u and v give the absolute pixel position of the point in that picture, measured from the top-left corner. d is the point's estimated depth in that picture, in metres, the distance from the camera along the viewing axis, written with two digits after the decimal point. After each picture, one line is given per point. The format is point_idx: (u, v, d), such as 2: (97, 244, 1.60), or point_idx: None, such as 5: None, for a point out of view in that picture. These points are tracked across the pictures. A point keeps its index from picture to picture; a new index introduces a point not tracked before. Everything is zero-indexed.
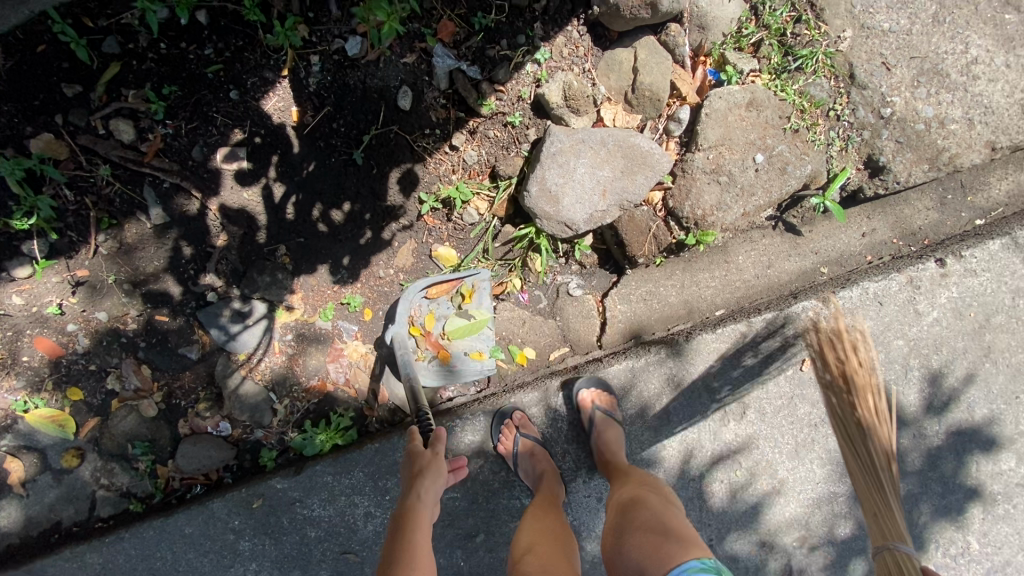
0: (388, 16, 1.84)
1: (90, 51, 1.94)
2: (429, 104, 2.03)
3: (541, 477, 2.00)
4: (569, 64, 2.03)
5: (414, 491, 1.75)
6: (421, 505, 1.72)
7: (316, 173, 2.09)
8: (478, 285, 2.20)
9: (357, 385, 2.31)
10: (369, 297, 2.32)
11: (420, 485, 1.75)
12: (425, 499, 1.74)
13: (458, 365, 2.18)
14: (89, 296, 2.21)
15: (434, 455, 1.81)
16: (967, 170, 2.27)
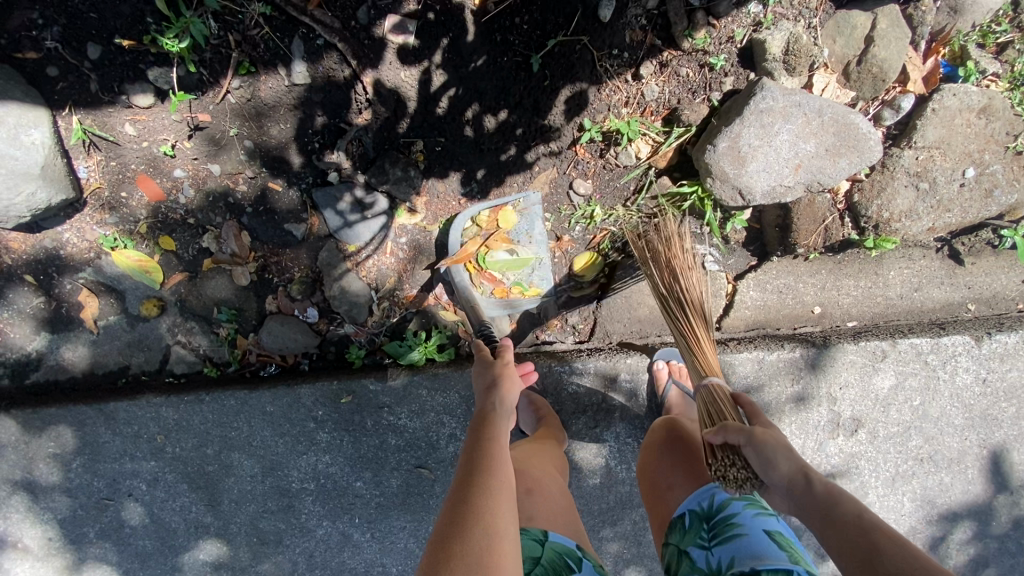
0: None
1: None
2: (628, 21, 1.80)
3: (543, 419, 1.90)
4: (797, 14, 1.80)
5: (492, 400, 1.52)
6: (499, 414, 1.48)
7: (483, 71, 1.90)
8: (526, 207, 2.10)
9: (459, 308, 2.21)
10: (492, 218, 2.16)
11: (500, 390, 1.54)
12: (503, 409, 1.50)
13: (522, 297, 2.14)
14: (206, 144, 2.04)
15: (506, 365, 1.66)
16: None
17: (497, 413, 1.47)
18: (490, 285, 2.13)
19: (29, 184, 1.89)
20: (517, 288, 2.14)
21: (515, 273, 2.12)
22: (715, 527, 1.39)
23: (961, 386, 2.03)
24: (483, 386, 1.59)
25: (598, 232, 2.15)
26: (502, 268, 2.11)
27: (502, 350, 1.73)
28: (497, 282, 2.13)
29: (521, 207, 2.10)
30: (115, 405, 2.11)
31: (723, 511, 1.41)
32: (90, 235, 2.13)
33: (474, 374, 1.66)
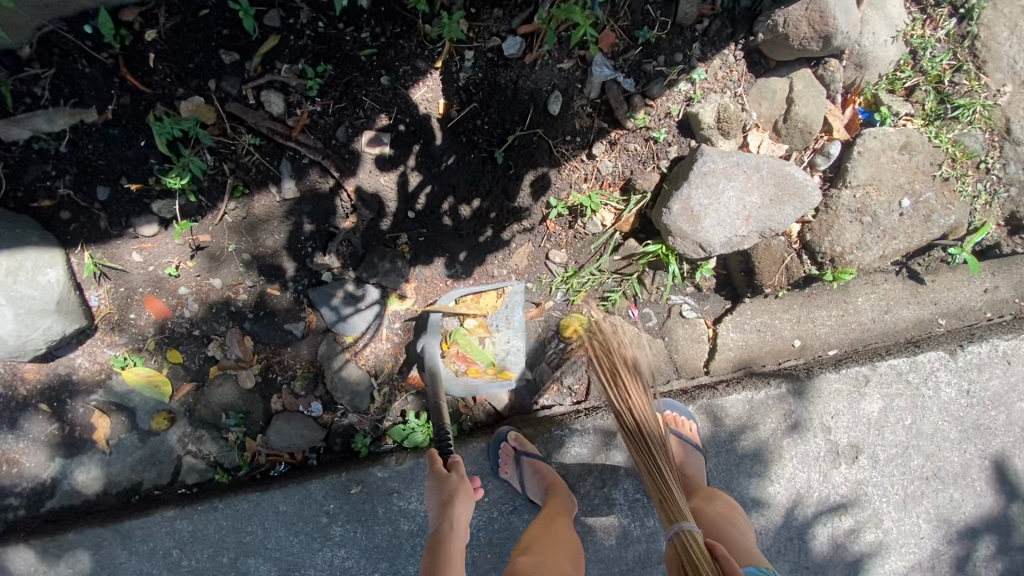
0: (581, 21, 1.81)
1: (255, 23, 1.97)
2: (575, 111, 2.03)
3: (550, 490, 1.93)
4: (723, 87, 2.02)
5: (447, 521, 1.66)
6: (455, 535, 1.65)
7: (454, 167, 2.11)
8: (507, 295, 2.26)
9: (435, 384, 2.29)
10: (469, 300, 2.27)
11: (453, 514, 1.66)
12: (458, 527, 1.67)
13: (490, 378, 2.23)
14: (207, 261, 2.21)
15: (461, 478, 1.74)
16: None
17: (450, 537, 1.64)
18: (461, 361, 2.22)
19: (45, 320, 2.03)
20: (488, 369, 2.22)
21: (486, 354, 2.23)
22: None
23: (948, 400, 2.09)
24: (438, 505, 1.70)
25: (579, 296, 2.27)
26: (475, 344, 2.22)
27: (455, 463, 1.77)
28: (468, 360, 2.22)
29: (503, 295, 2.26)
30: (130, 523, 2.14)
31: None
32: (101, 358, 2.25)
33: (428, 489, 1.75)
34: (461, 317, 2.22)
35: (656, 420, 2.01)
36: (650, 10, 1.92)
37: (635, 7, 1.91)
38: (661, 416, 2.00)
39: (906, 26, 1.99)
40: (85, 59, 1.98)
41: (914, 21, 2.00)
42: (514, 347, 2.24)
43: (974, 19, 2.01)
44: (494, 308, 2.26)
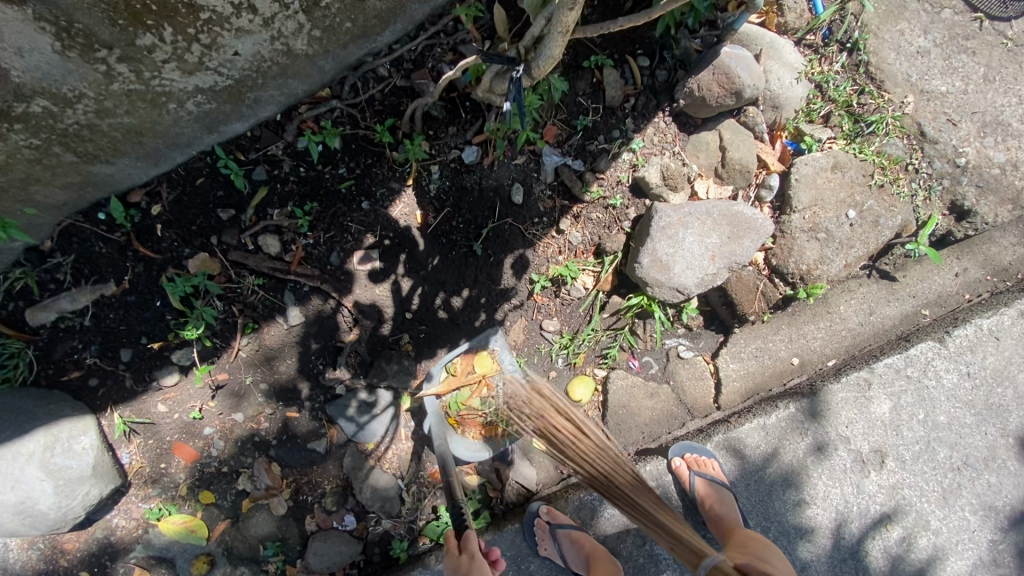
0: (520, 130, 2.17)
1: (245, 180, 2.25)
2: (537, 196, 2.29)
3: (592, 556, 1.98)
4: (661, 148, 2.29)
5: None
6: None
7: (439, 266, 2.32)
8: (492, 349, 2.25)
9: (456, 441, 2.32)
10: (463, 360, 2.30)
11: None
12: None
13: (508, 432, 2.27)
14: (228, 398, 2.35)
15: (473, 558, 1.66)
16: None
17: None
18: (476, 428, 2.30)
19: (83, 486, 2.13)
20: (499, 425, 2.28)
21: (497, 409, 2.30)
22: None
23: (953, 386, 2.13)
24: None
25: (579, 358, 2.41)
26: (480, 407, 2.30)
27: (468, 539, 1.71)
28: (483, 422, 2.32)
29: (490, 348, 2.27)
30: None
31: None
32: (137, 513, 2.32)
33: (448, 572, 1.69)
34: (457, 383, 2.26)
35: (674, 470, 2.09)
36: (582, 101, 2.23)
37: (569, 102, 2.22)
38: (678, 465, 2.08)
39: (806, 66, 2.25)
40: (100, 241, 2.22)
41: (812, 60, 2.26)
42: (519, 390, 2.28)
43: (864, 48, 2.25)
44: (488, 365, 2.27)
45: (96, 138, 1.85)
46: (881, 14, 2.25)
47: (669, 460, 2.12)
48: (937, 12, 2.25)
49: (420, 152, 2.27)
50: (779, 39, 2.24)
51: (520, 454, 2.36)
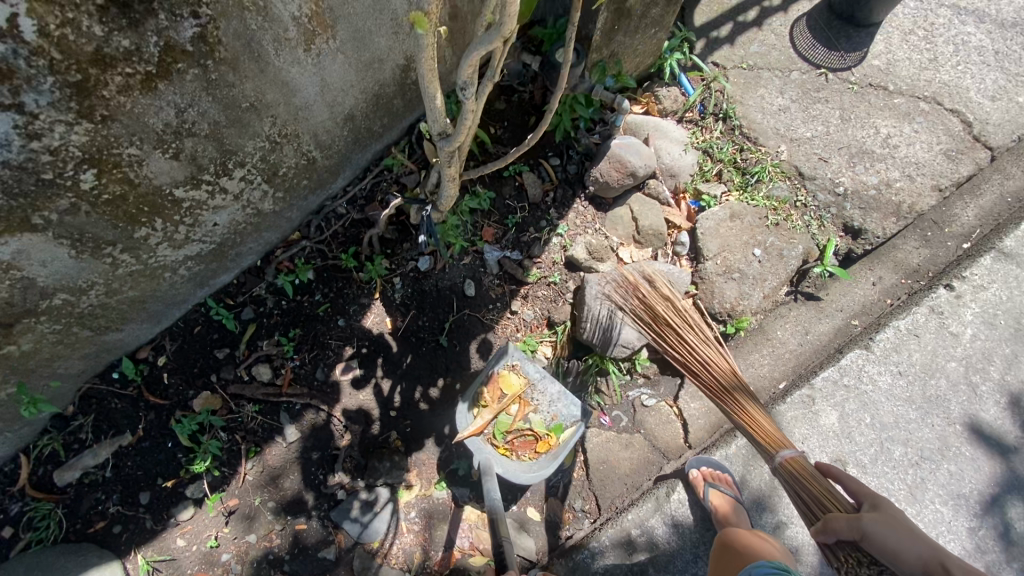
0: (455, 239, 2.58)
1: (235, 320, 2.61)
2: (488, 286, 2.62)
3: None
4: (584, 229, 2.65)
5: None
6: None
7: (413, 364, 2.61)
8: (516, 365, 2.46)
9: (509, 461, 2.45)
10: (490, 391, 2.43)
11: None
12: None
13: (561, 437, 2.45)
14: (240, 521, 2.53)
15: None
16: (928, 210, 2.54)
17: None
18: (527, 445, 2.46)
19: None
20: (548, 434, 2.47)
21: (539, 422, 2.48)
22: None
23: (889, 386, 2.32)
24: None
25: None
26: (523, 426, 2.46)
27: None
28: (531, 439, 2.49)
29: (512, 365, 2.48)
30: None
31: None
32: None
33: None
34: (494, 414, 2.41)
35: (692, 481, 2.32)
36: (510, 202, 2.66)
37: (499, 206, 2.66)
38: (694, 475, 2.31)
39: (689, 138, 2.68)
40: (115, 397, 2.53)
41: (694, 132, 2.69)
42: (554, 395, 2.50)
43: (734, 116, 2.68)
44: (513, 384, 2.47)
45: (107, 313, 2.20)
46: (740, 87, 2.71)
47: (686, 472, 2.36)
48: (787, 76, 2.70)
49: (380, 270, 2.63)
50: (661, 122, 2.68)
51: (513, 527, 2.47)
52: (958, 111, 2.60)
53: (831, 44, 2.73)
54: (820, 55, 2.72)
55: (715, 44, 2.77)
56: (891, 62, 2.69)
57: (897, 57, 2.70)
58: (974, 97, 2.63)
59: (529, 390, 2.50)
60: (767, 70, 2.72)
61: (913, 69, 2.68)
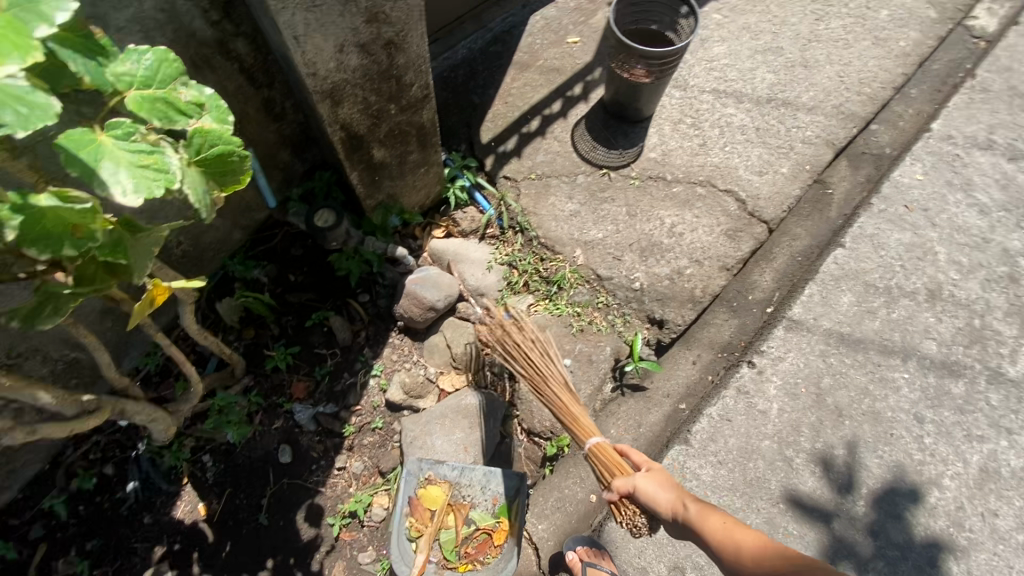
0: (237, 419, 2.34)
1: (15, 545, 2.24)
2: (307, 444, 2.44)
3: None
4: (401, 363, 2.55)
5: None
6: None
7: (233, 551, 2.34)
8: (427, 475, 2.25)
9: (477, 560, 2.20)
10: (416, 516, 2.21)
11: None
12: None
13: (511, 518, 2.22)
14: None
15: None
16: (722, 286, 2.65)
17: None
18: (484, 546, 2.21)
19: None
20: (500, 525, 2.23)
21: (484, 515, 2.25)
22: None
23: (711, 479, 2.31)
24: None
25: None
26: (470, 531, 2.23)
27: None
28: (486, 537, 2.24)
29: (426, 478, 2.27)
30: None
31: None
32: None
33: None
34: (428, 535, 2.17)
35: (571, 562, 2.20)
36: (320, 351, 2.51)
37: (307, 357, 2.49)
38: (572, 557, 2.19)
39: (492, 255, 2.67)
40: None
41: (496, 248, 2.69)
42: (483, 478, 2.29)
43: (531, 227, 2.70)
44: (437, 497, 2.24)
45: None
46: (532, 196, 2.75)
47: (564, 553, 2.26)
48: (574, 180, 2.78)
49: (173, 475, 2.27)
50: (461, 244, 2.68)
51: None
52: (732, 191, 2.75)
53: (609, 143, 2.85)
54: (601, 155, 2.83)
55: (504, 158, 2.83)
56: (665, 153, 2.84)
57: (670, 147, 2.84)
58: (743, 174, 2.79)
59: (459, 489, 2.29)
60: (555, 176, 2.79)
61: (686, 156, 2.82)
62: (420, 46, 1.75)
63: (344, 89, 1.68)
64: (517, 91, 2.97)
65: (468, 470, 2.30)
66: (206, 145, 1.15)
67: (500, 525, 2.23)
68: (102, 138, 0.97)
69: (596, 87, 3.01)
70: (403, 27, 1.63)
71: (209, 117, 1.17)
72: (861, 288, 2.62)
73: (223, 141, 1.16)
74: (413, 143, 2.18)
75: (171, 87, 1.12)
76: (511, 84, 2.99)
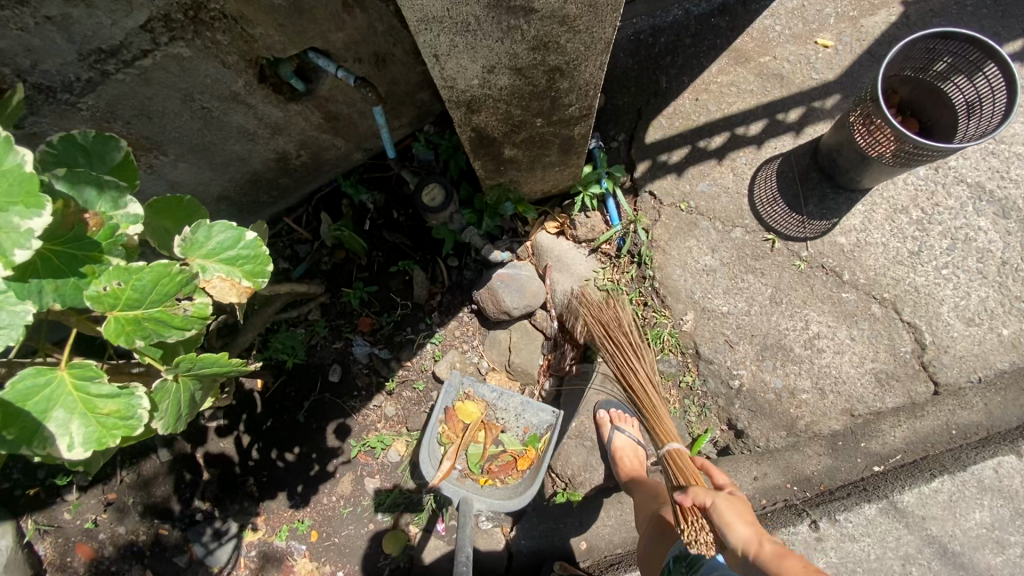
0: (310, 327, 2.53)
1: None
2: (355, 372, 2.57)
3: None
4: (460, 341, 2.52)
5: None
6: None
7: (272, 427, 2.64)
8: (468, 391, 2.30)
9: (500, 477, 2.29)
10: (450, 427, 2.28)
11: None
12: None
13: (539, 449, 2.28)
14: (116, 512, 2.68)
15: None
16: (842, 421, 2.18)
17: None
18: (509, 468, 2.29)
19: None
20: (526, 451, 2.30)
21: (513, 440, 2.32)
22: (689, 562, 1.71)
23: None
24: None
25: (395, 515, 2.63)
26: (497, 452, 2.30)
27: None
28: (511, 461, 2.31)
29: (465, 393, 2.32)
30: None
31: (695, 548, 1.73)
32: None
33: None
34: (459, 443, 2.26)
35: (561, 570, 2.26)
36: (394, 297, 2.52)
37: (381, 298, 2.52)
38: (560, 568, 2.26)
39: (595, 274, 2.34)
40: None
41: (603, 268, 2.35)
42: (518, 408, 2.34)
43: (650, 263, 2.31)
44: (472, 412, 2.31)
45: None
46: (670, 230, 2.31)
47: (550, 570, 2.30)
48: (727, 231, 2.28)
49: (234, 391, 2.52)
50: (568, 250, 2.36)
51: None
52: (916, 328, 2.13)
53: (796, 203, 2.23)
54: (778, 214, 2.24)
55: (661, 169, 2.34)
56: (861, 243, 2.19)
57: (871, 239, 2.18)
58: (943, 313, 2.13)
59: (492, 411, 2.35)
60: (708, 217, 2.30)
61: (884, 259, 2.17)
62: (594, 75, 1.34)
63: (485, 101, 1.37)
64: (718, 89, 2.36)
65: (505, 394, 2.33)
66: (194, 368, 0.93)
67: (529, 449, 2.30)
68: (61, 377, 0.83)
69: (818, 119, 2.31)
70: (579, 55, 1.22)
71: (241, 280, 0.96)
72: (1008, 513, 2.04)
73: (221, 360, 0.95)
74: (553, 150, 1.83)
75: (166, 303, 0.86)
76: (715, 76, 2.37)
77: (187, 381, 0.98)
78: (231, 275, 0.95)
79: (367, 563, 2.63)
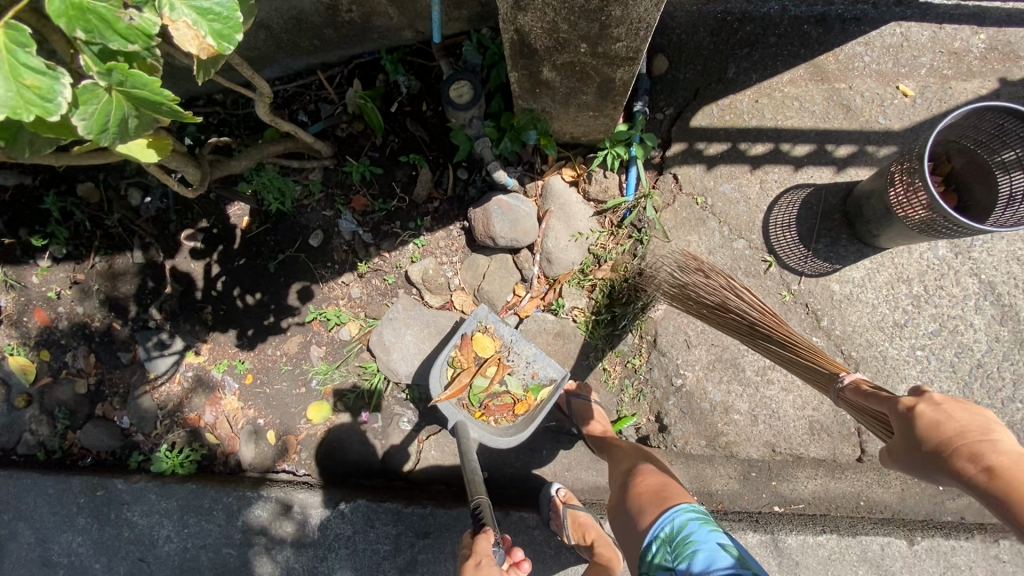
0: (308, 186, 2.55)
1: None
2: (334, 246, 2.60)
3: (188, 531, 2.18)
4: (441, 253, 2.55)
5: None
6: None
7: (243, 266, 2.70)
8: (489, 325, 2.18)
9: (496, 413, 2.23)
10: (461, 354, 2.16)
11: None
12: None
13: (541, 399, 2.20)
14: (79, 293, 2.79)
15: None
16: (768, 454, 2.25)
17: None
18: (507, 411, 2.23)
19: None
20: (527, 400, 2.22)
21: (517, 385, 2.23)
22: (676, 548, 1.59)
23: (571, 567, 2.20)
24: None
25: (327, 387, 2.69)
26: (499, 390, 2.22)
27: None
28: (510, 402, 2.24)
29: (484, 326, 2.19)
30: None
31: (682, 531, 1.61)
32: None
33: None
34: (467, 374, 2.16)
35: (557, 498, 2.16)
36: (395, 188, 2.52)
37: (382, 183, 2.52)
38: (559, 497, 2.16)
39: (591, 236, 2.32)
40: None
41: (600, 233, 2.32)
42: (531, 355, 2.22)
43: (646, 242, 2.28)
44: (487, 346, 2.20)
45: None
46: (676, 219, 2.28)
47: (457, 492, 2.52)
48: (731, 240, 2.24)
49: None
50: (573, 202, 2.33)
51: (248, 435, 2.72)
52: None
53: (807, 236, 2.19)
54: (786, 241, 2.20)
55: (692, 157, 2.28)
56: (853, 297, 2.16)
57: (863, 297, 2.15)
58: (900, 391, 2.11)
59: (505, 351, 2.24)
60: (718, 219, 2.26)
61: (868, 319, 2.14)
62: (648, 13, 1.30)
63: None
64: (781, 98, 2.26)
65: (523, 339, 2.23)
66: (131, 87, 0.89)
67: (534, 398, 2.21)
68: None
69: (865, 164, 2.22)
70: None
71: (206, 36, 0.94)
72: None
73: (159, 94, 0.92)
74: (591, 88, 1.77)
75: (115, 3, 0.81)
76: (784, 84, 2.27)
77: (119, 100, 0.92)
78: (198, 26, 0.93)
79: (287, 421, 2.73)
